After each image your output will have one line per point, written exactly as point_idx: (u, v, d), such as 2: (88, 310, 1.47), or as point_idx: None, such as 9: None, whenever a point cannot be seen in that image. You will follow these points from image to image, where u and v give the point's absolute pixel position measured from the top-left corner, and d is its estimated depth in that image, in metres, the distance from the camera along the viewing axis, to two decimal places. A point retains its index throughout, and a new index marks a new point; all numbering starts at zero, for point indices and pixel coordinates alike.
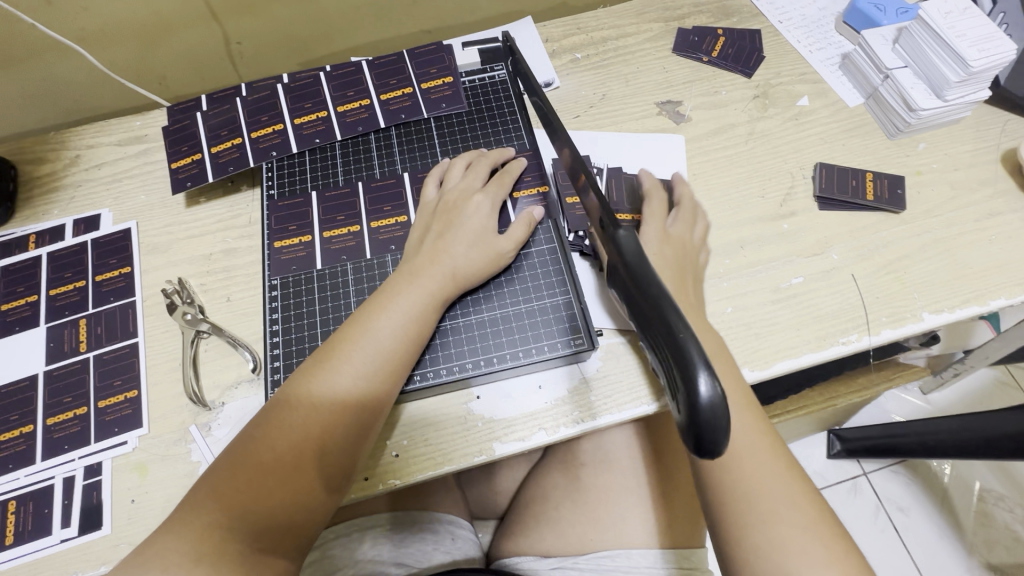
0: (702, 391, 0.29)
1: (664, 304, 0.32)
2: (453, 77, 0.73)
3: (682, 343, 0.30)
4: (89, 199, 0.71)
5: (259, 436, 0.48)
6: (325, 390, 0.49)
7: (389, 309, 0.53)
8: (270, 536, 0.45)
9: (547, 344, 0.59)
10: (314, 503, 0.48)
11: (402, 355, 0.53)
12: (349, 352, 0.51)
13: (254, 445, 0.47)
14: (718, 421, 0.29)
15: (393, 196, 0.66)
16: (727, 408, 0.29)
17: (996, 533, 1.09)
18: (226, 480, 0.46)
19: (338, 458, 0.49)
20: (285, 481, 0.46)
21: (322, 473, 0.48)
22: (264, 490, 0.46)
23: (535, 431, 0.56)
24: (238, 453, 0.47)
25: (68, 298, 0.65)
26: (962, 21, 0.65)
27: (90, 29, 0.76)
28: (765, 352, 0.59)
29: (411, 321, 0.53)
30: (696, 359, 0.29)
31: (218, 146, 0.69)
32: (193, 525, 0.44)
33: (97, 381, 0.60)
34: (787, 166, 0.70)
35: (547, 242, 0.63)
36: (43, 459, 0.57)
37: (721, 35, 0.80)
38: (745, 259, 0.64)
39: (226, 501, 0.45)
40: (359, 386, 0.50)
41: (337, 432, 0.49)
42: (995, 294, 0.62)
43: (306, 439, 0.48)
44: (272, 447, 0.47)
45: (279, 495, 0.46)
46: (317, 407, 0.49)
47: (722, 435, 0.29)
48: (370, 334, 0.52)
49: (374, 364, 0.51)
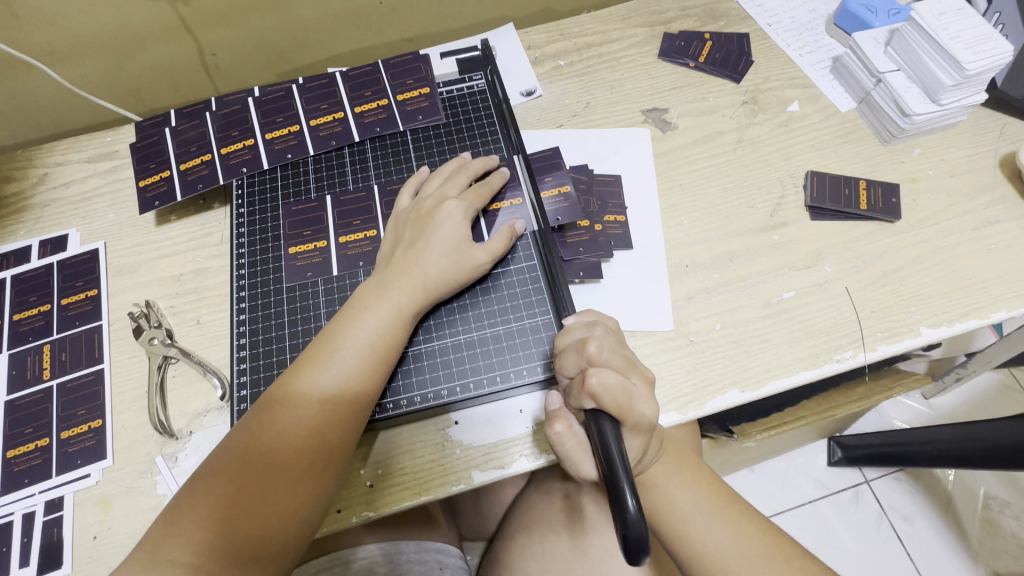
0: (631, 511, 0.40)
1: (606, 439, 0.44)
2: (430, 87, 0.70)
3: (615, 471, 0.42)
4: (57, 219, 0.69)
5: (224, 466, 0.46)
6: (288, 414, 0.47)
7: (356, 326, 0.51)
8: (240, 568, 0.43)
9: (527, 367, 0.56)
10: (282, 531, 0.45)
11: (367, 376, 0.50)
12: (311, 375, 0.49)
13: (218, 477, 0.45)
14: (639, 536, 0.39)
15: (363, 209, 0.64)
16: (647, 529, 0.39)
17: (1002, 541, 1.07)
18: (188, 515, 0.44)
19: (308, 485, 0.46)
20: (249, 512, 0.44)
21: (290, 503, 0.45)
22: (229, 524, 0.44)
23: (516, 458, 0.54)
24: (201, 484, 0.45)
25: (32, 323, 0.63)
26: (956, 22, 0.63)
27: (59, 44, 0.74)
28: (755, 371, 0.57)
29: (376, 340, 0.51)
30: (624, 487, 0.41)
31: (187, 162, 0.67)
32: (155, 561, 0.42)
33: (61, 411, 0.58)
34: (777, 174, 0.68)
35: (527, 259, 0.61)
36: (3, 494, 0.55)
37: (708, 39, 0.78)
38: (734, 272, 0.62)
39: (188, 537, 0.43)
40: (323, 411, 0.48)
41: (301, 460, 0.46)
42: (995, 306, 0.59)
43: (270, 467, 0.45)
44: (235, 479, 0.45)
45: (243, 527, 0.44)
46: (279, 433, 0.46)
47: (643, 549, 0.39)
48: (334, 354, 0.49)
49: (338, 387, 0.48)
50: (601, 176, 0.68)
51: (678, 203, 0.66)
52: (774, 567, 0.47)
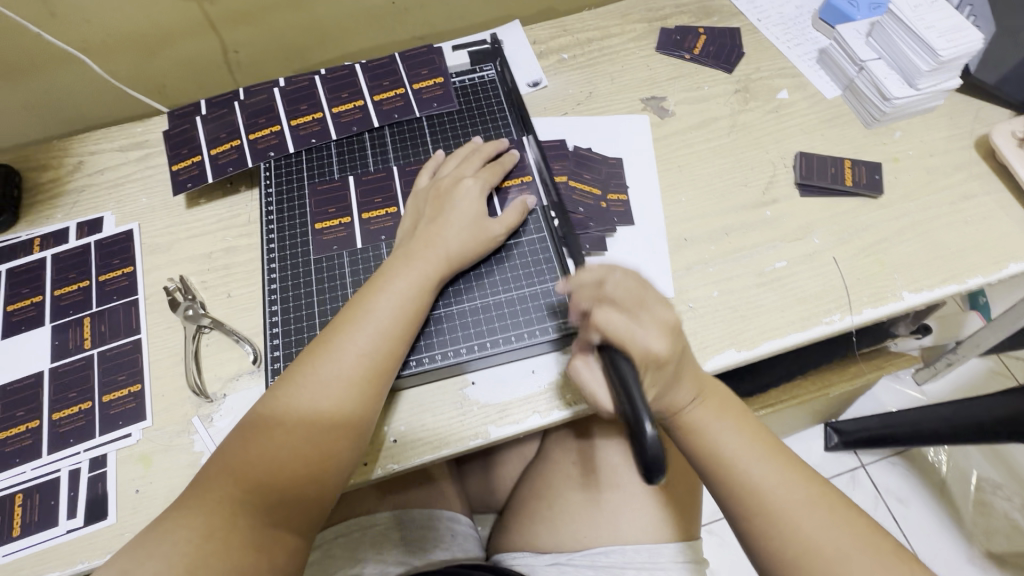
0: (650, 438, 0.43)
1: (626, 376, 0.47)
2: (444, 77, 0.75)
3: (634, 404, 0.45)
4: (93, 202, 0.73)
5: (268, 415, 0.50)
6: (328, 368, 0.51)
7: (387, 289, 0.55)
8: (282, 507, 0.47)
9: (539, 330, 0.61)
10: (321, 474, 0.49)
11: (398, 334, 0.54)
12: (348, 332, 0.53)
13: (263, 424, 0.49)
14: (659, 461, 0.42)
15: (385, 187, 0.69)
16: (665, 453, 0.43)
17: (995, 521, 1.11)
18: (236, 459, 0.48)
19: (346, 432, 0.50)
20: (292, 456, 0.48)
21: (330, 449, 0.50)
22: (275, 466, 0.48)
23: (529, 415, 0.58)
24: (247, 431, 0.49)
25: (73, 297, 0.67)
26: (930, 13, 0.68)
27: (93, 38, 0.78)
28: (751, 333, 0.61)
29: (406, 302, 0.55)
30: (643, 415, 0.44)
31: (218, 148, 0.71)
32: (204, 499, 0.46)
33: (101, 377, 0.62)
34: (768, 156, 0.73)
35: (538, 231, 0.65)
36: (49, 452, 0.58)
37: (703, 33, 0.83)
38: (730, 245, 0.67)
39: (236, 477, 0.47)
40: (360, 366, 0.52)
41: (341, 409, 0.50)
42: (971, 273, 0.64)
43: (311, 415, 0.50)
44: (279, 426, 0.49)
45: (287, 469, 0.48)
46: (320, 385, 0.50)
47: (661, 472, 0.42)
48: (368, 314, 0.54)
49: (372, 344, 0.53)
50: (602, 157, 0.72)
51: (676, 182, 0.71)
52: (814, 510, 0.49)
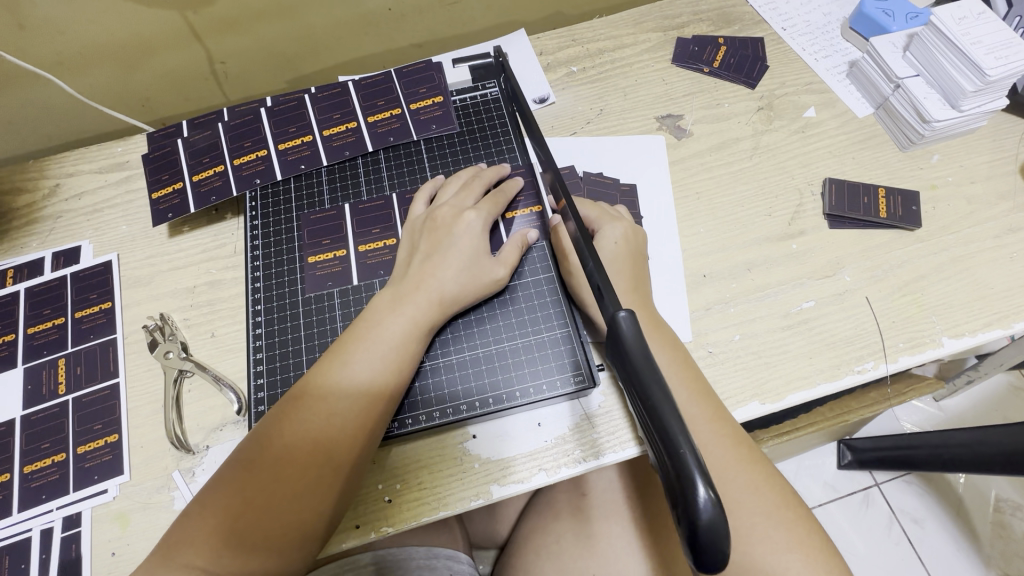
0: (703, 504, 0.29)
1: (664, 414, 0.32)
2: (444, 96, 0.69)
3: (681, 455, 0.31)
4: (70, 230, 0.69)
5: (250, 458, 0.46)
6: (312, 412, 0.47)
7: (377, 327, 0.51)
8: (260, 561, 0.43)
9: (544, 381, 0.56)
10: (304, 523, 0.45)
11: (386, 376, 0.50)
12: (334, 376, 0.49)
13: (244, 469, 0.46)
14: (719, 537, 0.29)
15: (382, 217, 0.64)
16: (726, 521, 0.30)
17: (1014, 544, 1.06)
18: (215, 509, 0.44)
19: (332, 476, 0.46)
20: (272, 503, 0.44)
21: (314, 494, 0.45)
22: (255, 515, 0.44)
23: (534, 472, 0.53)
24: (228, 478, 0.46)
25: (47, 336, 0.62)
26: (977, 27, 0.62)
27: (67, 53, 0.73)
28: (776, 383, 0.56)
29: (396, 340, 0.51)
30: (693, 472, 0.30)
31: (200, 173, 0.66)
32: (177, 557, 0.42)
33: (77, 426, 0.58)
34: (794, 181, 0.67)
35: (544, 269, 0.60)
36: (21, 509, 0.54)
37: (723, 44, 0.77)
38: (753, 282, 0.61)
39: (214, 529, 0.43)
40: (346, 407, 0.48)
41: (326, 452, 0.46)
42: (1017, 316, 0.58)
43: (294, 458, 0.46)
44: (261, 470, 0.45)
45: (266, 519, 0.44)
46: (305, 425, 0.47)
47: (723, 547, 0.29)
48: (356, 356, 0.50)
49: (359, 385, 0.49)
50: (617, 183, 0.67)
51: (694, 211, 0.66)
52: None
